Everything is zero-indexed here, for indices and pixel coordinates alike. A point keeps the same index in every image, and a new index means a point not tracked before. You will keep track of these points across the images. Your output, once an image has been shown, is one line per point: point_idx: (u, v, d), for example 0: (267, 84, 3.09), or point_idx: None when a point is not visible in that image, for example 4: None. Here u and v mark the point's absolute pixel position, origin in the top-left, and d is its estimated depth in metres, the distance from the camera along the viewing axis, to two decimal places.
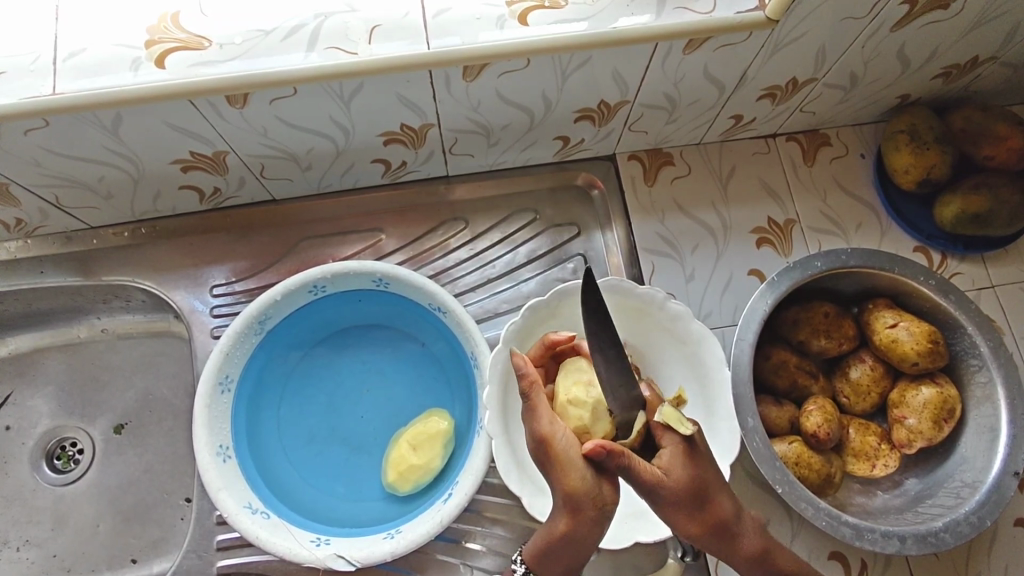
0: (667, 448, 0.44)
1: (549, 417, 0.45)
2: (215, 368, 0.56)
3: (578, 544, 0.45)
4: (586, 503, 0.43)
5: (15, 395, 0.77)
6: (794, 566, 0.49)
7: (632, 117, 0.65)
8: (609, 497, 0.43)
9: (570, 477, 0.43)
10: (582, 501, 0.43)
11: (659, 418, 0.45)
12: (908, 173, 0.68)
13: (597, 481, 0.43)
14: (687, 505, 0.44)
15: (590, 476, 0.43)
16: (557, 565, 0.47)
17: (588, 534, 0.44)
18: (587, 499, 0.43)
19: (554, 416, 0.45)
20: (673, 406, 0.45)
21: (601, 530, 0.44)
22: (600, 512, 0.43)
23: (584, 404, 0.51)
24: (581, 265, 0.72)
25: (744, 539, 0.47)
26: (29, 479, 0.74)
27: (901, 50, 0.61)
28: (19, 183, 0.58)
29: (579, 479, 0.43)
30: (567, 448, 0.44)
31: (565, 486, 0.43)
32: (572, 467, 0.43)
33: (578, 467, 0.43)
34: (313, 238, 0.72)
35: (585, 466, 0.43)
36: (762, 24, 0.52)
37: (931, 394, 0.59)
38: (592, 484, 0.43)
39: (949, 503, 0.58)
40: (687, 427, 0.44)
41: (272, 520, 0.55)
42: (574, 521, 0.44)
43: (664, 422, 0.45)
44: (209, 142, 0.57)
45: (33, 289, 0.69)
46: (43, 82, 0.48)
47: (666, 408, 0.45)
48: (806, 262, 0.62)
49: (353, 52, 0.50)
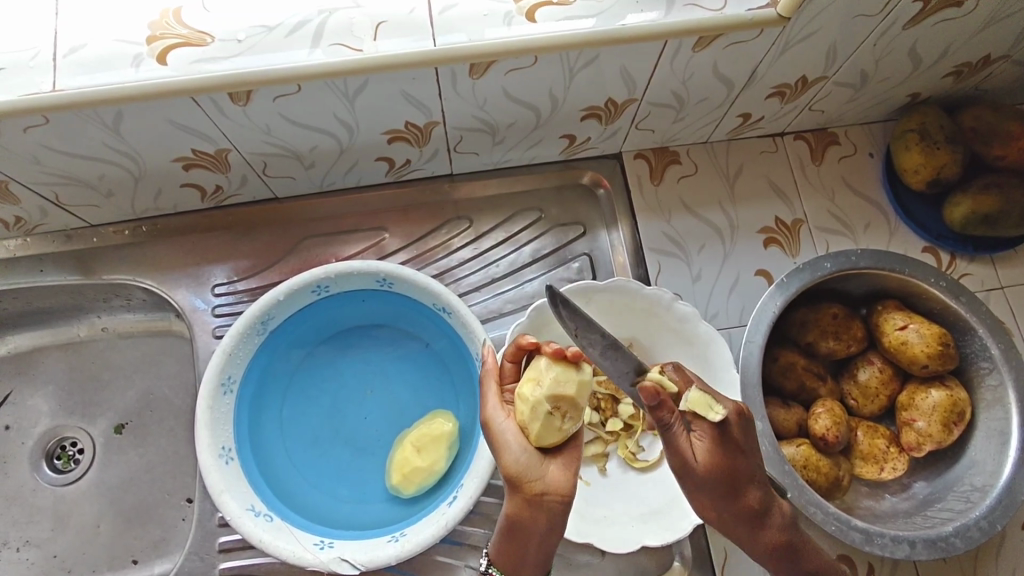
0: (696, 433, 0.45)
1: (498, 404, 0.49)
2: (217, 370, 0.56)
3: (526, 533, 0.46)
4: (518, 488, 0.46)
5: (14, 394, 0.76)
6: (815, 561, 0.49)
7: (639, 116, 0.65)
8: (553, 486, 0.46)
9: (505, 460, 0.46)
10: (518, 480, 0.46)
11: (687, 405, 0.45)
12: (917, 173, 0.67)
13: (530, 465, 0.46)
14: (708, 489, 0.44)
15: (526, 459, 0.46)
16: (516, 554, 0.48)
17: (532, 524, 0.46)
18: (522, 481, 0.46)
19: (501, 402, 0.49)
20: (703, 390, 0.45)
21: (548, 519, 0.46)
22: (535, 498, 0.46)
23: (527, 401, 0.46)
24: (587, 265, 0.71)
25: (769, 529, 0.47)
26: (28, 480, 0.74)
27: (912, 48, 0.60)
28: (18, 181, 0.57)
29: (509, 463, 0.46)
30: (504, 432, 0.47)
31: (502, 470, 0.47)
32: (505, 450, 0.46)
33: (513, 452, 0.46)
34: (315, 237, 0.71)
35: (517, 450, 0.46)
36: (774, 21, 0.51)
37: (941, 397, 0.58)
38: (525, 468, 0.46)
39: (959, 507, 0.57)
40: (715, 414, 0.44)
41: (274, 523, 0.54)
42: (517, 506, 0.46)
43: (692, 409, 0.44)
44: (212, 141, 0.56)
45: (32, 288, 0.69)
46: (43, 79, 0.47)
47: (694, 393, 0.45)
48: (815, 264, 0.61)
49: (359, 49, 0.49)
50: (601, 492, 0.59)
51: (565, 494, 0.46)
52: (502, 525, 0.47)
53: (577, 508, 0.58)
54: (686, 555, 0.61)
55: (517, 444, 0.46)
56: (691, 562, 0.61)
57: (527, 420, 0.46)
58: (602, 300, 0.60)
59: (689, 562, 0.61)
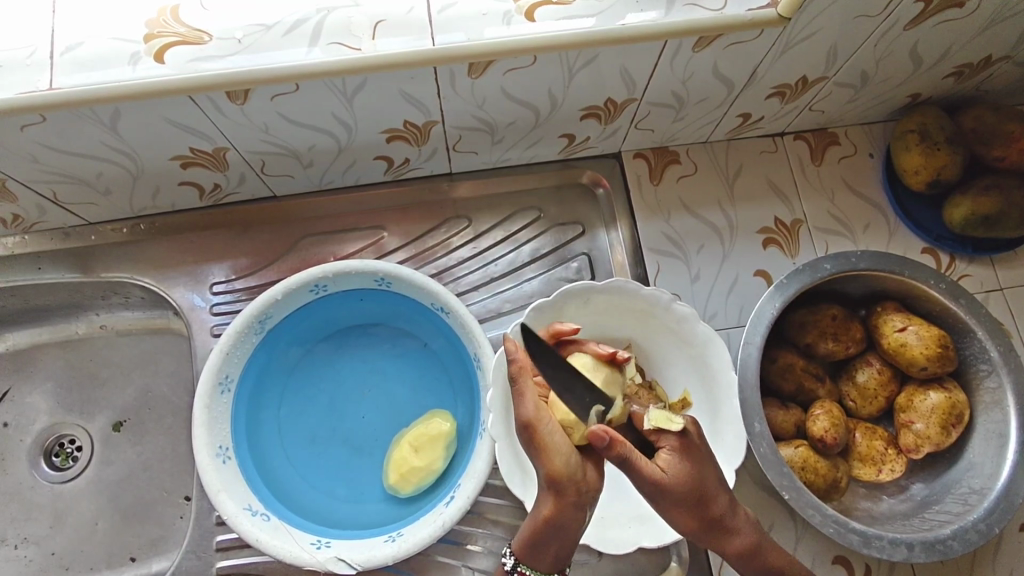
0: (665, 448, 0.47)
1: (536, 404, 0.48)
2: (215, 369, 0.56)
3: (560, 533, 0.47)
4: (563, 490, 0.47)
5: (12, 391, 0.76)
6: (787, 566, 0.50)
7: (639, 115, 0.64)
8: (591, 483, 0.48)
9: (554, 463, 0.47)
10: (565, 483, 0.47)
11: (650, 422, 0.48)
12: (917, 174, 0.67)
13: (577, 466, 0.48)
14: (685, 503, 0.46)
15: (574, 462, 0.48)
16: (546, 557, 0.49)
17: (569, 523, 0.47)
18: (571, 482, 0.47)
19: (540, 403, 0.48)
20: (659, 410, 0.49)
21: (584, 515, 0.48)
22: (580, 498, 0.47)
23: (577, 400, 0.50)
24: (585, 264, 0.72)
25: (742, 538, 0.48)
26: (26, 477, 0.74)
27: (913, 49, 0.60)
28: (15, 179, 0.57)
29: (561, 466, 0.47)
30: (551, 434, 0.48)
31: (549, 472, 0.47)
32: (557, 453, 0.47)
33: (563, 453, 0.47)
34: (315, 235, 0.71)
35: (566, 451, 0.47)
36: (774, 21, 0.51)
37: (940, 399, 0.58)
38: (575, 469, 0.47)
39: (956, 510, 0.57)
40: (677, 423, 0.48)
41: (272, 522, 0.54)
42: (563, 506, 0.47)
43: (656, 425, 0.48)
44: (211, 139, 0.56)
45: (30, 286, 0.69)
46: (40, 77, 0.47)
47: (654, 412, 0.49)
48: (814, 265, 0.60)
49: (358, 48, 0.49)
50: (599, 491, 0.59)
51: (598, 489, 0.49)
52: (534, 525, 0.48)
53: None
54: (682, 555, 0.61)
55: (566, 447, 0.48)
56: (687, 562, 0.61)
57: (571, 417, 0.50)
58: (600, 300, 0.60)
59: (686, 562, 0.61)
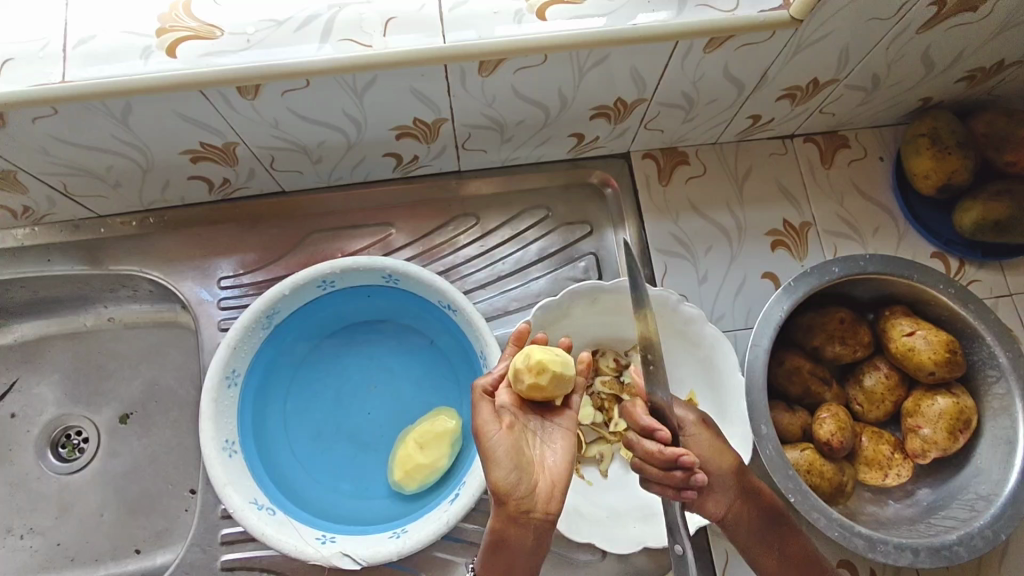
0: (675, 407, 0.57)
1: (491, 413, 0.48)
2: (222, 363, 0.56)
3: (510, 551, 0.47)
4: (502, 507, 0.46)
5: (21, 381, 0.77)
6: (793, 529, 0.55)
7: (649, 115, 0.64)
8: (538, 503, 0.47)
9: (494, 475, 0.46)
10: (505, 498, 0.46)
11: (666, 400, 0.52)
12: (928, 178, 0.67)
13: (519, 482, 0.46)
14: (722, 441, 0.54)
15: (514, 477, 0.46)
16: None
17: (517, 540, 0.47)
18: (509, 498, 0.46)
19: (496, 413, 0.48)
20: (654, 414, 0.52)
21: (532, 534, 0.47)
22: (520, 516, 0.46)
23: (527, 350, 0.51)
24: (592, 264, 0.72)
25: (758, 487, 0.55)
26: (33, 467, 0.74)
27: (926, 52, 0.59)
28: (26, 171, 0.57)
29: (499, 481, 0.46)
30: (495, 446, 0.46)
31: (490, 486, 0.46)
32: (496, 466, 0.46)
33: (503, 468, 0.46)
34: (323, 231, 0.71)
35: (508, 466, 0.46)
36: (786, 23, 0.51)
37: (948, 404, 0.58)
38: (515, 486, 0.46)
39: (963, 515, 0.57)
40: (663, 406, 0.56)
41: (277, 517, 0.54)
42: (503, 522, 0.47)
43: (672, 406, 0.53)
44: (221, 134, 0.56)
45: (40, 277, 0.69)
46: (52, 69, 0.47)
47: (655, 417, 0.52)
48: (823, 268, 0.60)
49: (368, 45, 0.49)
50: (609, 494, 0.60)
51: (550, 512, 0.47)
52: (486, 543, 0.48)
53: (582, 508, 0.57)
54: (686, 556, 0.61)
55: (508, 460, 0.46)
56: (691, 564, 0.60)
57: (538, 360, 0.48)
58: (608, 299, 0.60)
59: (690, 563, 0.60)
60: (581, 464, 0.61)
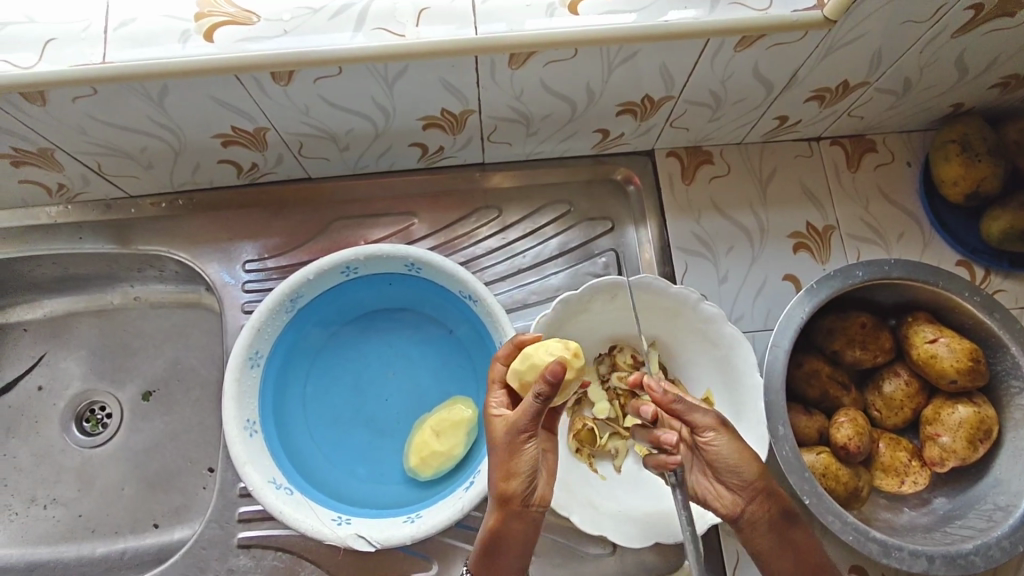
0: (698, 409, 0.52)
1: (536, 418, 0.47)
2: (245, 344, 0.57)
3: (503, 547, 0.49)
4: (500, 508, 0.48)
5: (48, 355, 0.79)
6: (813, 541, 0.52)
7: (675, 113, 0.64)
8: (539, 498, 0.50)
9: (512, 475, 0.48)
10: (514, 496, 0.48)
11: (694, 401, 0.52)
12: (956, 185, 0.66)
13: (531, 483, 0.49)
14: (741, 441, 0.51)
15: (529, 478, 0.48)
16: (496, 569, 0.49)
17: (511, 536, 0.49)
18: (520, 496, 0.48)
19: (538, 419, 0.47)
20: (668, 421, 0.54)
21: (526, 530, 0.49)
22: (520, 511, 0.49)
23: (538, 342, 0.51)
24: (612, 260, 0.72)
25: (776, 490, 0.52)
26: (58, 440, 0.76)
27: (960, 57, 0.59)
28: (63, 150, 0.58)
29: (510, 481, 0.48)
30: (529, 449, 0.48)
31: (497, 484, 0.48)
32: (518, 469, 0.48)
33: (523, 470, 0.48)
34: (346, 218, 0.72)
35: (527, 471, 0.48)
36: (820, 24, 0.50)
37: (968, 413, 0.57)
38: (525, 488, 0.48)
39: (979, 525, 0.57)
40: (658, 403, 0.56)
41: (294, 496, 0.55)
42: (500, 519, 0.49)
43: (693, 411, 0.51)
44: (253, 119, 0.57)
45: (71, 255, 0.71)
46: (93, 50, 0.48)
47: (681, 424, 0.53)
48: (846, 271, 0.59)
49: (401, 34, 0.50)
50: (621, 486, 0.60)
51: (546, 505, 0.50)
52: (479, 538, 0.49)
53: (597, 503, 0.58)
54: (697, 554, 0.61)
55: (531, 462, 0.48)
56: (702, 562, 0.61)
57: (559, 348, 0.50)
58: (627, 296, 0.60)
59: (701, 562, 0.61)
60: (596, 459, 0.61)
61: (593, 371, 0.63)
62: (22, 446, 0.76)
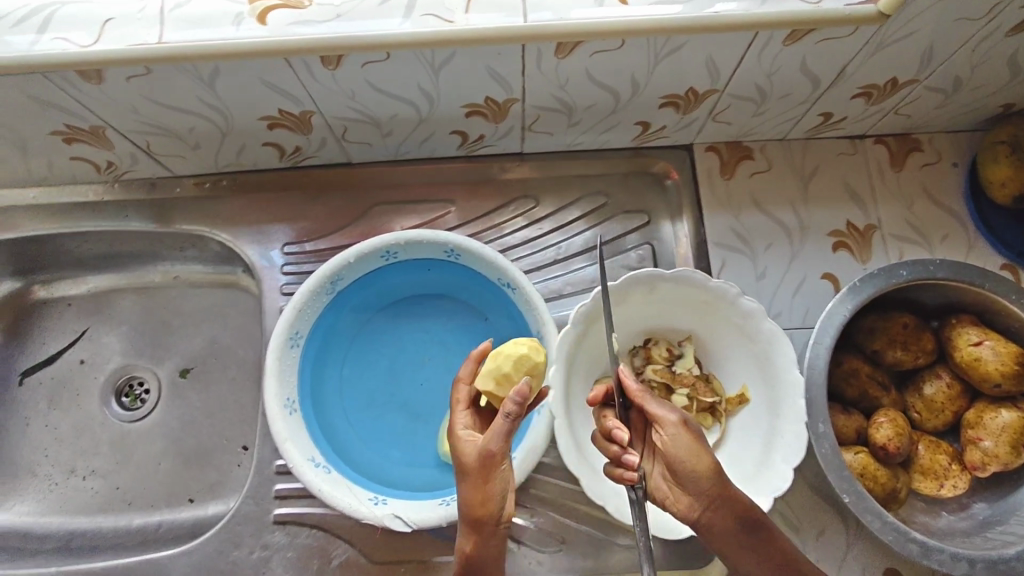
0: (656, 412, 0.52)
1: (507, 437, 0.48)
2: (286, 324, 0.58)
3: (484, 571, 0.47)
4: (476, 532, 0.47)
5: (90, 330, 0.80)
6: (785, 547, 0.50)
7: (718, 106, 0.64)
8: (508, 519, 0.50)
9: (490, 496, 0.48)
10: (491, 517, 0.48)
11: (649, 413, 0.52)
12: (1005, 187, 0.65)
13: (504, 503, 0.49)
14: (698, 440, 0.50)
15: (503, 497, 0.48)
16: None
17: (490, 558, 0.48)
18: (495, 515, 0.48)
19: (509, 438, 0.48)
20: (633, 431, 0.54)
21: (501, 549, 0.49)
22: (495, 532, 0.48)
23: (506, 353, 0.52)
24: (649, 254, 0.72)
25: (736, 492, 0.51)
26: (98, 413, 0.78)
27: (1015, 56, 0.58)
28: (114, 128, 0.59)
29: (489, 505, 0.47)
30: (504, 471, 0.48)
31: (472, 508, 0.48)
32: (494, 488, 0.48)
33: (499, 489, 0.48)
34: (385, 204, 0.72)
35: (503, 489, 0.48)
36: (873, 18, 0.50)
37: (1013, 418, 0.56)
38: (500, 507, 0.48)
39: (1020, 532, 0.56)
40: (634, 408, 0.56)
41: (333, 474, 0.56)
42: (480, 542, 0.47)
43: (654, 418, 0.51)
44: (299, 102, 0.58)
45: (116, 232, 0.72)
46: (149, 31, 0.49)
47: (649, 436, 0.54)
48: (891, 270, 0.58)
49: (450, 21, 0.50)
50: None
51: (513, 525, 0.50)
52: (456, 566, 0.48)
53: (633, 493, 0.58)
54: None
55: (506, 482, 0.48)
56: None
57: (523, 352, 0.52)
58: (666, 289, 0.60)
59: None
60: None
61: (626, 362, 0.62)
62: (64, 418, 0.78)
